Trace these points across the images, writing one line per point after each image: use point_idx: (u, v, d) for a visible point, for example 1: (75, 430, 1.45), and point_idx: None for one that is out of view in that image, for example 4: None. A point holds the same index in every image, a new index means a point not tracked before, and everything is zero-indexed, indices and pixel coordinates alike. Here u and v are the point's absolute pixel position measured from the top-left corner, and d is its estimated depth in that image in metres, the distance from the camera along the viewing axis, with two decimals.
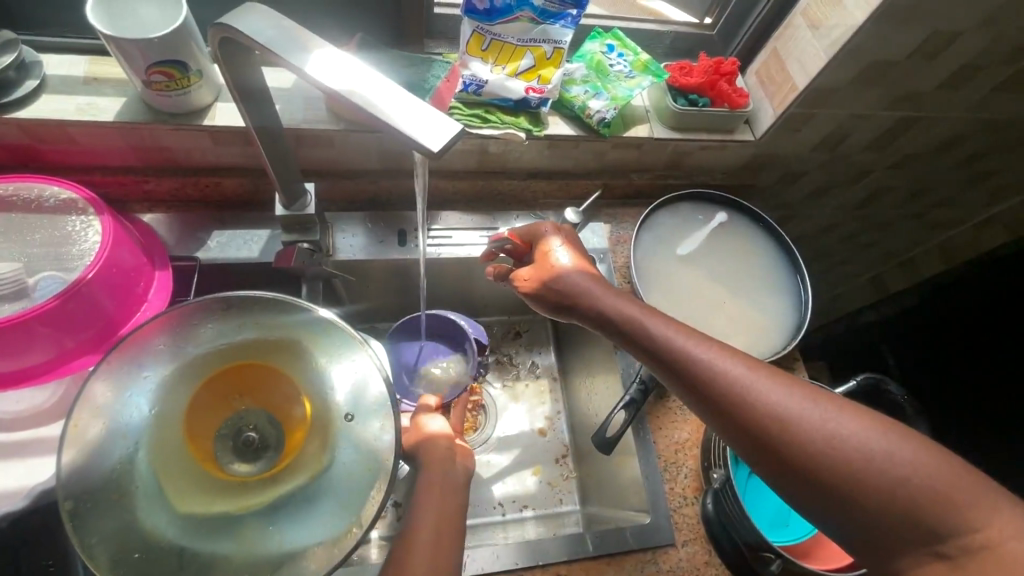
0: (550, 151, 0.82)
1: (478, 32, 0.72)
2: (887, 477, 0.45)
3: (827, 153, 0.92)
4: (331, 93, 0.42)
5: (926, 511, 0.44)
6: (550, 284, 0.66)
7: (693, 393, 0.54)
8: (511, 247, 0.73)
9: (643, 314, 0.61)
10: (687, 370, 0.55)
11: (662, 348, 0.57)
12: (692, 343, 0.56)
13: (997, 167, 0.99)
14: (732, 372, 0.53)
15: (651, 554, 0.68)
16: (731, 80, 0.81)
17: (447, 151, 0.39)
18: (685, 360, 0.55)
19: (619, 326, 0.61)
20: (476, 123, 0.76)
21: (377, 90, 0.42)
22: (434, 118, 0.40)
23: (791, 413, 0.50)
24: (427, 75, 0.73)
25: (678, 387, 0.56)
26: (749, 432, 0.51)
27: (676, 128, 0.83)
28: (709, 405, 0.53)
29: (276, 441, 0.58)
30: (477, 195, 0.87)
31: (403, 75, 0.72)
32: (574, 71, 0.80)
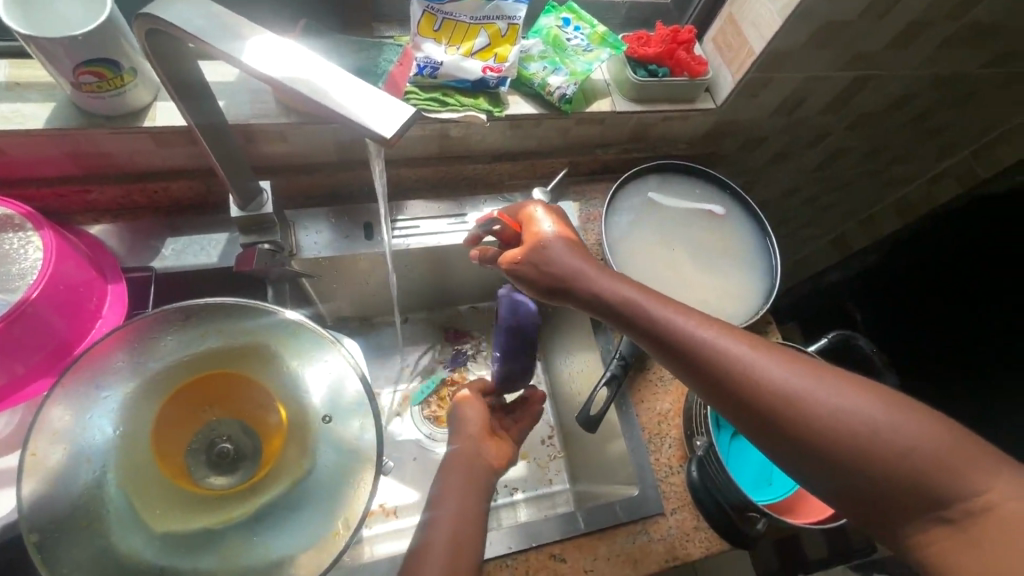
0: (512, 132, 0.80)
1: (428, 12, 0.70)
2: (875, 436, 0.47)
3: (786, 116, 0.93)
4: (281, 86, 0.39)
5: (927, 476, 0.45)
6: (538, 264, 0.65)
7: (686, 366, 0.55)
8: (500, 228, 0.72)
9: (635, 291, 0.61)
10: (687, 351, 0.55)
11: (653, 323, 0.58)
12: (690, 324, 0.56)
13: (948, 120, 1.02)
14: (733, 351, 0.53)
15: (641, 525, 0.69)
16: (689, 48, 0.80)
17: (401, 136, 0.37)
18: (684, 340, 0.55)
19: (607, 304, 0.62)
20: (434, 107, 0.72)
21: (327, 82, 0.39)
22: (388, 105, 0.38)
23: (793, 389, 0.50)
24: (379, 59, 0.70)
25: (671, 360, 0.57)
26: (743, 401, 0.52)
27: (638, 100, 0.82)
28: (712, 385, 0.54)
29: (251, 451, 0.57)
30: (442, 180, 0.85)
31: (353, 60, 0.68)
32: (530, 48, 0.78)
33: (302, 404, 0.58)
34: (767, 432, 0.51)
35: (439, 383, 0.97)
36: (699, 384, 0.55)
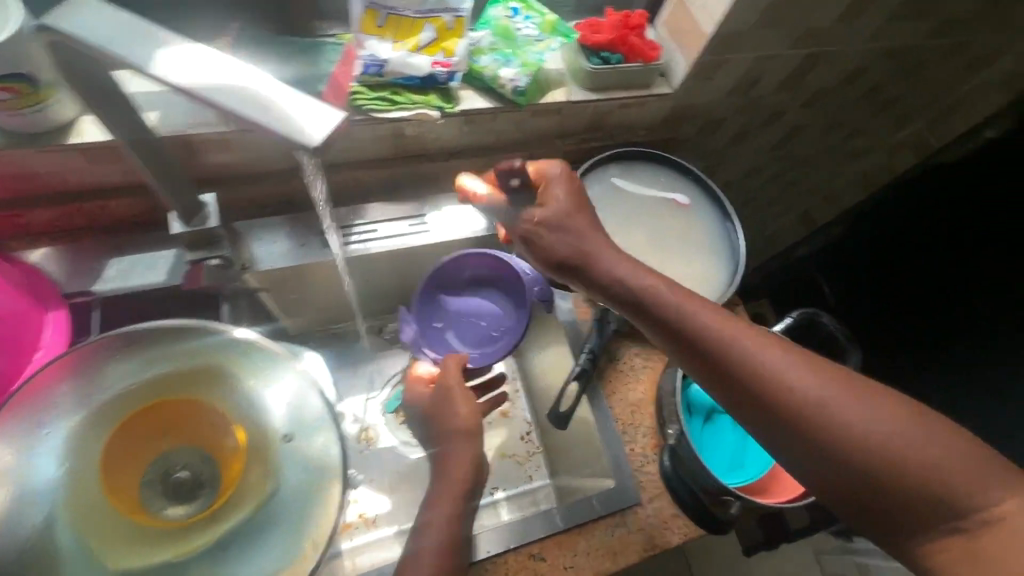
0: (468, 127, 0.78)
1: (371, 7, 0.67)
2: (877, 435, 0.47)
3: (742, 97, 0.93)
4: (179, 90, 0.37)
5: (951, 492, 0.45)
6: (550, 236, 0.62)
7: (692, 352, 0.55)
8: (518, 180, 0.65)
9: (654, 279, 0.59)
10: (711, 353, 0.54)
11: (667, 311, 0.57)
12: (717, 326, 0.54)
13: (900, 92, 1.04)
14: (761, 356, 0.52)
15: (620, 516, 0.69)
16: (640, 33, 0.79)
17: (327, 144, 0.35)
18: (709, 342, 0.54)
19: (617, 289, 0.60)
20: (384, 106, 0.69)
21: (233, 89, 0.37)
22: (308, 113, 0.36)
23: (820, 398, 0.49)
24: (320, 60, 0.67)
25: (681, 347, 0.56)
26: (749, 393, 0.51)
27: (594, 89, 0.81)
28: (736, 389, 0.52)
29: (210, 477, 0.56)
30: (399, 181, 0.83)
31: (294, 61, 0.66)
32: (479, 40, 0.75)
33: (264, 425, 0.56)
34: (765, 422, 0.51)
35: None
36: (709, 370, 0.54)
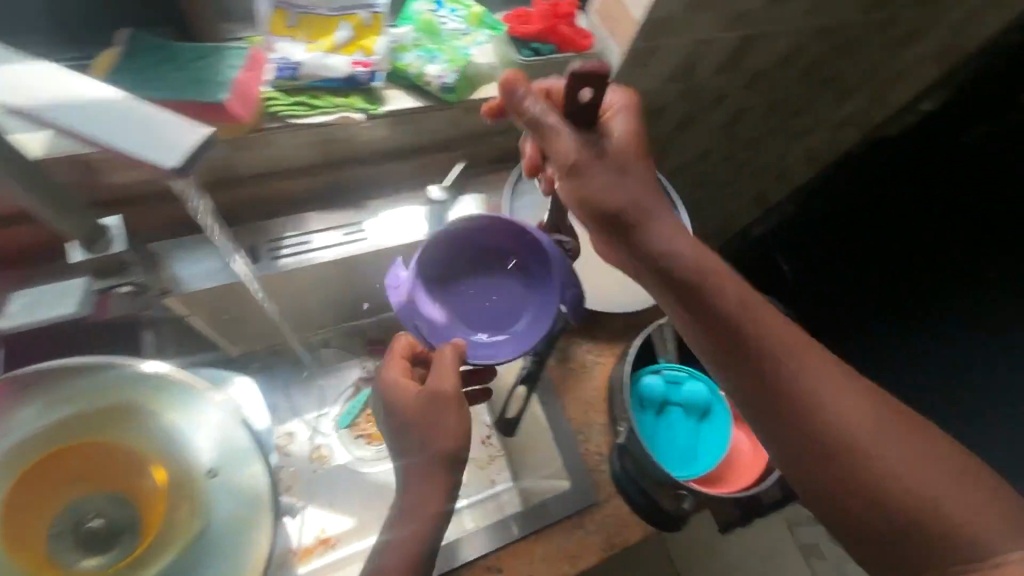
0: (398, 129, 0.75)
1: (279, 7, 0.64)
2: (894, 460, 0.45)
3: (682, 82, 0.91)
4: (7, 107, 0.38)
5: (958, 538, 0.43)
6: (597, 192, 0.50)
7: (739, 359, 0.49)
8: (591, 94, 0.49)
9: (707, 263, 0.50)
10: (754, 347, 0.49)
11: (719, 299, 0.50)
12: (768, 323, 0.50)
13: (838, 70, 1.04)
14: (802, 364, 0.48)
15: (577, 518, 0.68)
16: (570, 22, 0.77)
17: (191, 165, 0.35)
18: (752, 338, 0.49)
19: (669, 270, 0.50)
20: (302, 112, 0.65)
21: (60, 105, 0.37)
22: (168, 132, 0.36)
23: (848, 415, 0.46)
24: (219, 66, 0.58)
25: (720, 341, 0.49)
26: (777, 391, 0.48)
27: (528, 81, 0.77)
28: (765, 386, 0.48)
29: (129, 522, 0.52)
30: (332, 189, 0.80)
31: (188, 68, 0.57)
32: (401, 37, 0.71)
33: (189, 458, 0.53)
34: (786, 423, 0.48)
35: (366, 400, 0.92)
36: (743, 365, 0.49)
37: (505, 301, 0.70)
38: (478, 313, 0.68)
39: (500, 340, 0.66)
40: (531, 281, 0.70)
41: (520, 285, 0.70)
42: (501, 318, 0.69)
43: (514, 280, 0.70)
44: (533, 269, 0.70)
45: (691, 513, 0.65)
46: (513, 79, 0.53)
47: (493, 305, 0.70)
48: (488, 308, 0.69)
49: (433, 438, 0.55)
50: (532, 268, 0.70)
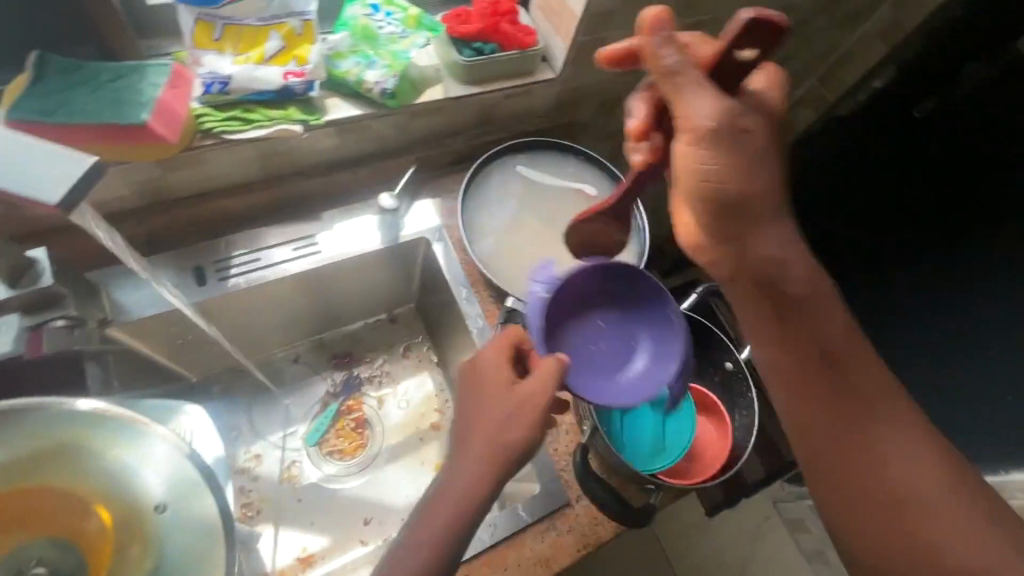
0: (343, 137, 0.73)
1: (202, 19, 0.62)
2: (926, 499, 0.45)
3: (633, 74, 0.90)
4: None
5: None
6: (712, 185, 0.43)
7: (809, 373, 0.48)
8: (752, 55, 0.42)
9: (812, 284, 0.47)
10: (832, 369, 0.48)
11: (806, 320, 0.48)
12: (852, 354, 0.49)
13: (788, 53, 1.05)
14: (872, 395, 0.48)
15: (548, 521, 0.67)
16: (512, 19, 0.76)
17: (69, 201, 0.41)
18: (832, 360, 0.48)
19: (754, 275, 0.47)
20: (237, 127, 0.63)
21: None
22: (50, 168, 0.41)
23: (895, 451, 0.47)
24: (139, 85, 0.56)
25: (787, 345, 0.48)
26: (837, 408, 0.48)
27: (473, 82, 0.76)
28: (830, 402, 0.48)
29: (76, 567, 0.49)
30: (280, 203, 0.78)
31: (105, 90, 0.55)
32: (338, 44, 0.70)
33: (137, 492, 0.51)
34: (823, 428, 0.48)
35: (334, 414, 0.91)
36: (809, 369, 0.48)
37: (602, 340, 0.65)
38: (585, 343, 0.64)
39: (595, 374, 0.62)
40: (629, 317, 0.66)
41: (616, 321, 0.66)
42: (594, 352, 0.64)
43: (627, 323, 0.66)
44: (631, 306, 0.66)
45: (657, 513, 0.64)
46: (657, 18, 0.41)
47: (588, 341, 0.65)
48: (592, 341, 0.64)
49: (505, 449, 0.53)
50: (657, 324, 0.65)
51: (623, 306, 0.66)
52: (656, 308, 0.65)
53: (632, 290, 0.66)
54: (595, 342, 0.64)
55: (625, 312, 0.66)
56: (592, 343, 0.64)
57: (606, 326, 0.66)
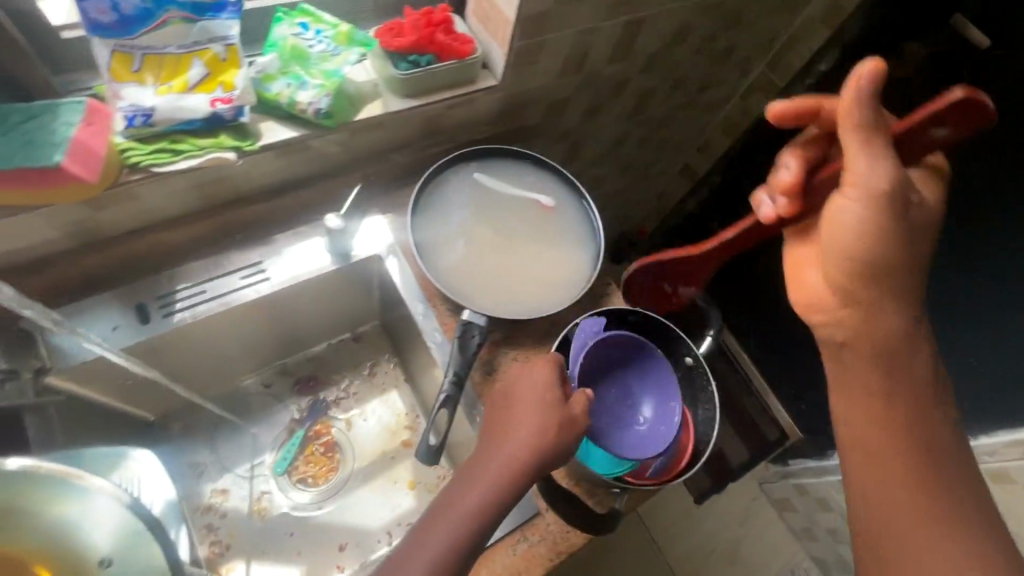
0: (283, 160, 0.71)
1: (119, 51, 0.59)
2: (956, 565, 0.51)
3: (577, 75, 0.89)
4: None
5: None
6: (864, 242, 0.54)
7: (910, 427, 0.56)
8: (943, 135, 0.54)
9: (931, 372, 0.58)
10: (929, 437, 0.56)
11: (919, 398, 0.57)
12: (949, 440, 0.57)
13: (732, 42, 1.05)
14: (952, 477, 0.55)
15: (520, 532, 0.67)
16: (446, 29, 0.75)
17: None
18: (930, 434, 0.56)
19: (875, 337, 0.57)
20: (164, 158, 0.62)
21: None
22: None
23: (952, 522, 0.53)
24: (51, 125, 0.55)
25: (891, 389, 0.57)
26: (923, 464, 0.55)
27: (413, 94, 0.75)
28: (918, 459, 0.55)
29: None
30: (224, 231, 0.76)
31: (15, 133, 0.53)
32: (266, 65, 0.68)
33: (86, 543, 0.50)
34: (898, 466, 0.56)
35: (302, 441, 0.89)
36: (899, 402, 0.57)
37: (613, 398, 0.70)
38: (604, 397, 0.70)
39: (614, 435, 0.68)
40: (639, 380, 0.70)
41: (625, 383, 0.70)
42: (606, 411, 0.69)
43: (638, 385, 0.70)
44: (640, 369, 0.70)
45: (622, 515, 0.66)
46: (871, 76, 0.48)
47: (603, 397, 0.70)
48: (612, 397, 0.70)
49: (545, 447, 0.59)
50: (664, 394, 0.69)
51: (643, 368, 0.71)
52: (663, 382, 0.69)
53: (639, 354, 0.70)
54: (608, 399, 0.70)
55: (633, 376, 0.70)
56: (604, 401, 0.69)
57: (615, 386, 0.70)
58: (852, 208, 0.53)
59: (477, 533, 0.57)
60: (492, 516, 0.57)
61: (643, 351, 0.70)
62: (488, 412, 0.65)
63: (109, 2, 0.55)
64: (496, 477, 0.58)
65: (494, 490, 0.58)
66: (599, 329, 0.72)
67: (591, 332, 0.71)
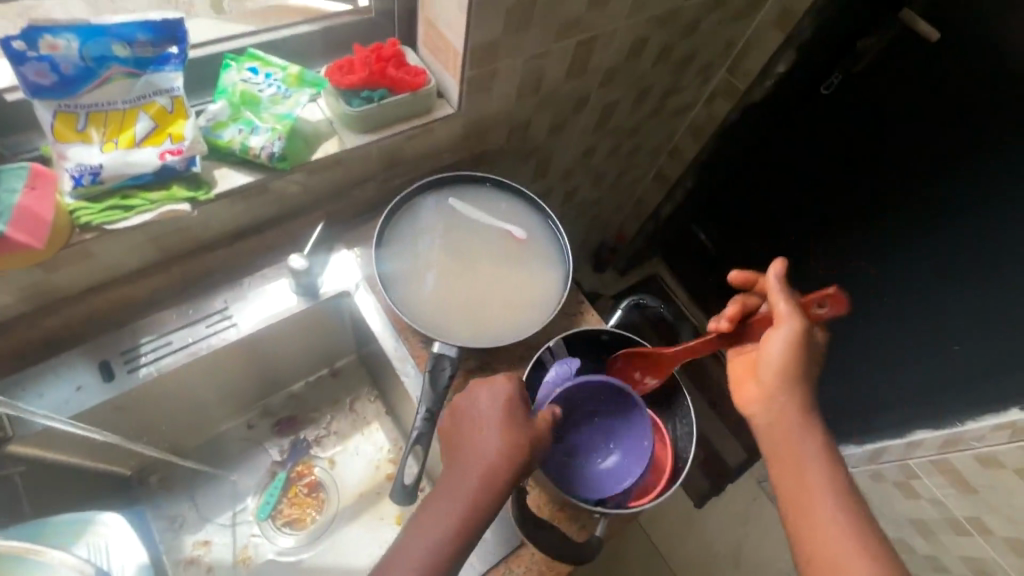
0: (241, 206, 0.71)
1: (62, 111, 0.59)
2: None
3: (535, 97, 0.89)
4: None
5: None
6: (772, 373, 0.62)
7: (814, 492, 0.58)
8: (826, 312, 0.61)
9: (826, 444, 0.60)
10: (836, 501, 0.57)
11: (819, 467, 0.59)
12: (856, 505, 0.57)
13: (690, 52, 1.06)
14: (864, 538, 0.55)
15: (505, 564, 0.67)
16: (397, 62, 0.75)
17: None
18: (836, 497, 0.57)
19: (776, 430, 0.62)
20: (118, 215, 0.61)
21: None
22: None
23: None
24: None
25: (797, 458, 0.60)
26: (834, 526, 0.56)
27: (369, 130, 0.75)
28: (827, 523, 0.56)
29: None
30: (187, 280, 0.75)
31: None
32: (217, 113, 0.69)
33: None
34: (813, 527, 0.57)
35: (284, 483, 0.88)
36: (804, 466, 0.59)
37: (595, 435, 0.69)
38: (571, 443, 0.69)
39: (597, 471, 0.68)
40: (620, 417, 0.69)
41: (607, 420, 0.70)
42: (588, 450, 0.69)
43: (618, 422, 0.69)
44: (616, 407, 0.69)
45: (603, 543, 0.64)
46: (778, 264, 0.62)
47: (585, 437, 0.69)
48: (595, 436, 0.69)
49: (517, 459, 0.59)
50: (631, 445, 0.68)
51: (614, 416, 0.69)
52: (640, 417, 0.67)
53: (616, 392, 0.69)
54: (590, 439, 0.69)
55: (611, 412, 0.69)
56: (586, 440, 0.69)
57: (593, 424, 0.70)
58: (776, 338, 0.61)
59: (459, 550, 0.57)
60: (470, 535, 0.57)
61: (618, 389, 0.68)
62: (447, 431, 0.64)
63: (47, 64, 0.56)
64: (473, 495, 0.58)
65: (463, 517, 0.57)
66: (569, 376, 0.71)
67: (559, 380, 0.71)
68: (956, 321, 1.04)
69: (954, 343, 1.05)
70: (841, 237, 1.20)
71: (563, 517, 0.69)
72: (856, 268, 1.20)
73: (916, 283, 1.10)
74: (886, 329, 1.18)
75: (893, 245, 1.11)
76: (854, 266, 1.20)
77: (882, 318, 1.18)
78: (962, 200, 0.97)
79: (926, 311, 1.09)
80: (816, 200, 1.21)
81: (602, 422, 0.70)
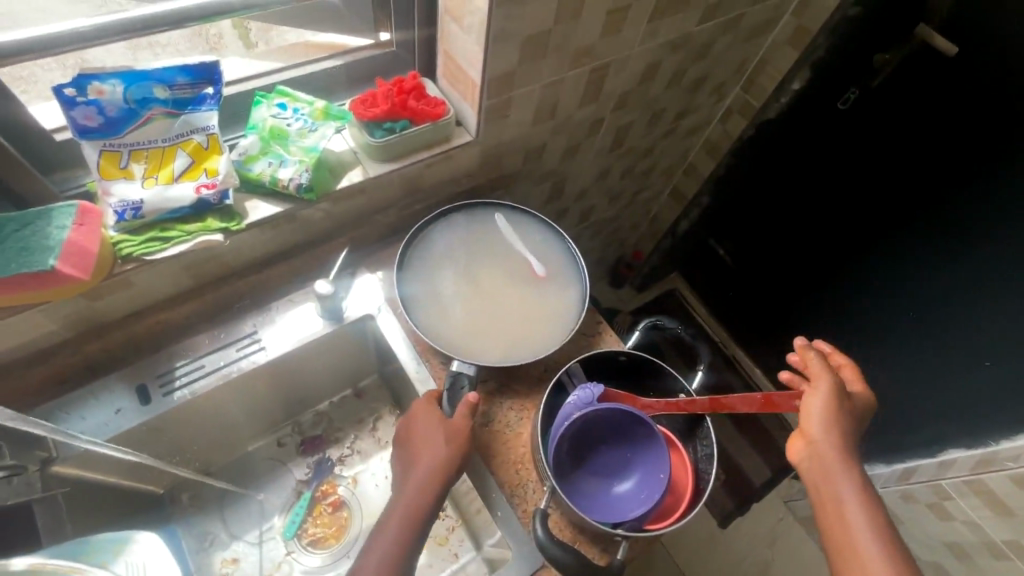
0: (270, 234, 0.74)
1: (107, 150, 0.63)
2: None
3: (551, 122, 0.91)
4: None
5: None
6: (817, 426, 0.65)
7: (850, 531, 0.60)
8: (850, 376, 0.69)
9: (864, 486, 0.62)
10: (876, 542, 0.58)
11: (855, 507, 0.61)
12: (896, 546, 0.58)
13: (705, 72, 1.07)
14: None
15: None
16: (418, 94, 0.78)
17: None
18: (875, 538, 0.59)
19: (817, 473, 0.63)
20: (156, 246, 0.64)
21: None
22: None
23: None
24: (46, 228, 0.58)
25: (837, 500, 0.62)
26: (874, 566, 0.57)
27: (390, 159, 0.78)
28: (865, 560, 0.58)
29: None
30: (218, 305, 0.78)
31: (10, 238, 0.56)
32: (248, 147, 0.72)
33: None
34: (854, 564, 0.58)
35: (309, 502, 0.89)
36: (840, 505, 0.61)
37: (613, 457, 0.71)
38: (593, 467, 0.71)
39: (618, 494, 0.69)
40: (638, 442, 0.70)
41: (627, 444, 0.71)
42: (607, 470, 0.70)
43: (637, 447, 0.70)
44: (634, 432, 0.70)
45: (624, 566, 0.64)
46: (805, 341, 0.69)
47: (605, 458, 0.71)
48: (614, 459, 0.71)
49: (441, 472, 0.68)
50: (648, 473, 0.68)
51: (633, 444, 0.70)
52: (658, 445, 0.68)
53: (634, 419, 0.69)
54: (610, 461, 0.71)
55: (629, 436, 0.70)
56: (604, 462, 0.71)
57: (611, 447, 0.71)
58: (818, 396, 0.65)
59: (405, 555, 0.65)
60: (420, 522, 0.66)
61: (637, 417, 0.69)
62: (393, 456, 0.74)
63: (94, 108, 0.60)
64: (407, 505, 0.67)
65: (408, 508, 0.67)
66: (592, 401, 0.71)
67: (582, 404, 0.71)
68: (990, 334, 1.02)
69: (988, 359, 1.02)
70: (862, 250, 1.18)
71: (586, 542, 0.69)
72: (878, 283, 1.19)
73: (941, 296, 1.08)
74: (913, 345, 1.16)
75: (915, 260, 1.10)
76: (877, 278, 1.18)
77: (911, 333, 1.15)
78: (992, 208, 0.95)
79: (956, 326, 1.06)
80: (837, 212, 1.19)
81: (620, 446, 0.71)
